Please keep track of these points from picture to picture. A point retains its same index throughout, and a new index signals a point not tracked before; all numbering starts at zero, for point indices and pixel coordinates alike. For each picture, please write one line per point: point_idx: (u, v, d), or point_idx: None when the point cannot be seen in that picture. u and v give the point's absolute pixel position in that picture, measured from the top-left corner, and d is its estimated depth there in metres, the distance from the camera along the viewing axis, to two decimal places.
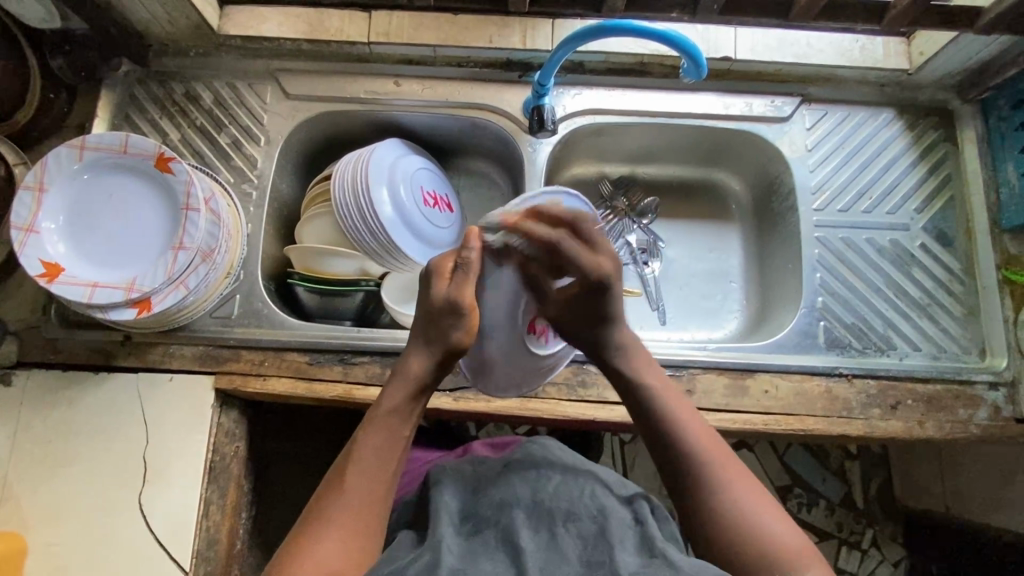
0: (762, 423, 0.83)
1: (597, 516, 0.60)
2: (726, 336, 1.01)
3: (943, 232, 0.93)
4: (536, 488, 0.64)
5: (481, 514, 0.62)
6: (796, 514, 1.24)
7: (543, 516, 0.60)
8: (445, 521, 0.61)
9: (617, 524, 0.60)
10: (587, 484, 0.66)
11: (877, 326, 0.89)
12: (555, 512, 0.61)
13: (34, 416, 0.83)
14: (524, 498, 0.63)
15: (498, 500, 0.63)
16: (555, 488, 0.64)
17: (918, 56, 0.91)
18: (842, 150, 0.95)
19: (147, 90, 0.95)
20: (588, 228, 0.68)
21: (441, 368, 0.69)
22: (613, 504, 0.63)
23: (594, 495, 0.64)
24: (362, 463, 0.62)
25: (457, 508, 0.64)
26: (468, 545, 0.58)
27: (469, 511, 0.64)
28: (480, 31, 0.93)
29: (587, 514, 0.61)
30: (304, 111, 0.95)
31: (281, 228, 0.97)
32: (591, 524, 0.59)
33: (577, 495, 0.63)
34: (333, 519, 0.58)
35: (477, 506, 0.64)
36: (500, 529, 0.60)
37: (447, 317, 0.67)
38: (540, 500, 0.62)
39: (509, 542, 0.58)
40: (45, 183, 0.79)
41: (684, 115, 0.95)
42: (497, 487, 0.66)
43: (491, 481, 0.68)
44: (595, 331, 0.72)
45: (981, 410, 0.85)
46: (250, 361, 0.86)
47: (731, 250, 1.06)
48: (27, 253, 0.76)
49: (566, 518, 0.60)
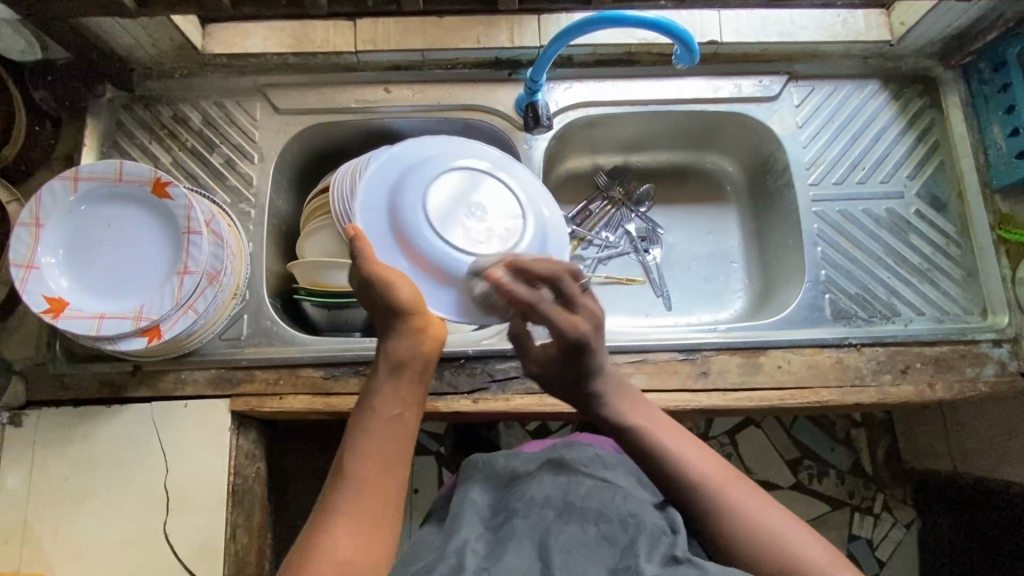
0: (778, 399, 0.84)
1: (627, 522, 0.64)
2: (732, 316, 1.02)
3: (935, 197, 0.94)
4: (568, 490, 0.69)
5: (511, 507, 0.68)
6: (808, 485, 1.26)
7: (575, 516, 0.65)
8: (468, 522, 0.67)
9: (648, 531, 0.63)
10: (619, 488, 0.69)
11: (881, 295, 0.90)
12: (586, 513, 0.65)
13: (48, 455, 0.82)
14: (555, 498, 0.68)
15: (529, 496, 0.69)
16: (586, 491, 0.69)
17: (899, 26, 0.93)
18: (834, 124, 0.96)
19: (133, 115, 0.93)
20: (562, 291, 0.70)
21: (407, 336, 0.67)
22: (644, 508, 0.66)
23: (625, 497, 0.68)
24: (365, 442, 0.62)
25: (486, 506, 0.71)
26: (491, 543, 0.64)
27: (497, 505, 0.71)
28: (467, 33, 0.93)
29: (618, 516, 0.65)
30: (296, 125, 0.94)
31: (282, 244, 0.96)
32: (621, 530, 0.63)
33: (609, 498, 0.67)
34: (348, 505, 0.58)
35: (507, 500, 0.70)
36: (530, 522, 0.65)
37: (374, 295, 0.67)
38: (571, 500, 0.67)
39: (538, 536, 0.63)
40: (40, 218, 0.77)
41: (675, 101, 0.96)
42: (531, 485, 0.70)
43: (525, 479, 0.72)
44: (577, 387, 0.74)
45: (987, 367, 0.87)
46: (264, 381, 0.85)
47: (729, 230, 1.07)
48: (29, 290, 0.75)
49: (598, 518, 0.65)
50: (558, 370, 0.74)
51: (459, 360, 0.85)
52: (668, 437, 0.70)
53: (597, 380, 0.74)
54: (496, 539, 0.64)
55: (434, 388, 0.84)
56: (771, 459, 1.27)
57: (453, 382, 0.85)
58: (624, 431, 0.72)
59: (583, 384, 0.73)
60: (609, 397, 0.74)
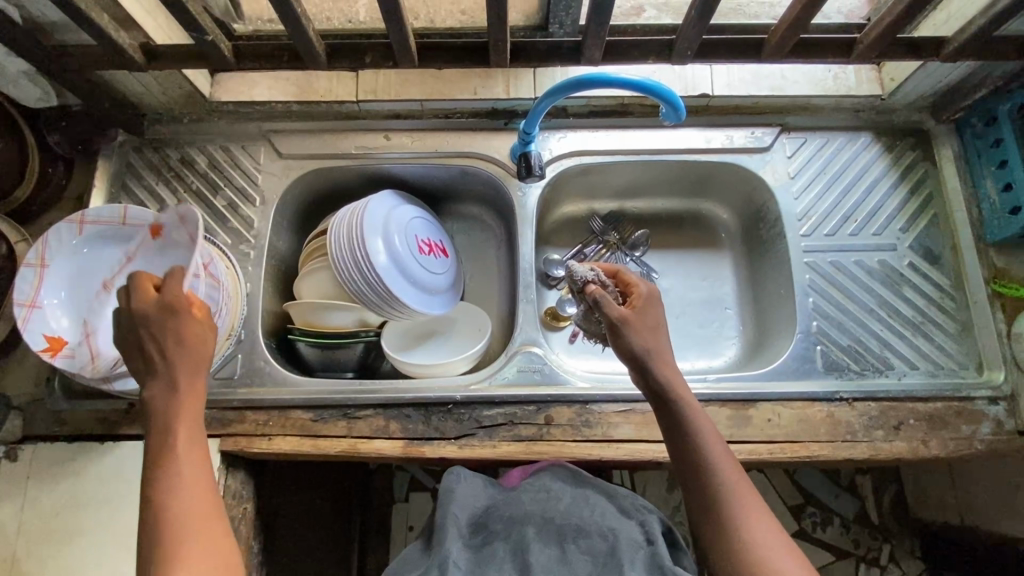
0: (768, 452, 0.83)
1: (607, 534, 0.71)
2: (726, 363, 1.01)
3: (929, 250, 0.94)
4: (546, 506, 0.75)
5: (491, 528, 0.75)
6: (811, 533, 1.24)
7: (556, 534, 0.72)
8: (451, 537, 0.72)
9: (625, 542, 0.70)
10: (597, 503, 0.76)
11: (873, 348, 0.90)
12: (566, 530, 0.72)
13: (40, 490, 0.83)
14: (535, 514, 0.75)
15: (508, 516, 0.76)
16: (566, 507, 0.75)
17: (889, 81, 0.94)
18: (824, 177, 0.97)
19: (143, 157, 0.97)
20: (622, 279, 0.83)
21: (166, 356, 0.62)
22: (622, 523, 0.74)
23: (605, 514, 0.75)
24: (176, 501, 0.57)
25: (467, 520, 0.76)
26: (477, 558, 0.70)
27: (478, 524, 0.76)
28: (464, 84, 0.96)
29: (597, 531, 0.72)
30: (297, 169, 0.97)
31: (280, 284, 0.98)
32: (601, 542, 0.71)
33: (588, 514, 0.74)
34: (182, 554, 0.54)
35: (488, 519, 0.76)
36: (511, 541, 0.72)
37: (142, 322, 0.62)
38: (552, 518, 0.74)
39: (519, 554, 0.70)
40: (46, 258, 0.80)
41: (667, 152, 0.97)
42: (510, 503, 0.77)
43: (505, 496, 0.79)
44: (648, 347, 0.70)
45: (983, 425, 0.85)
46: (254, 422, 0.86)
47: (724, 277, 1.07)
48: (31, 329, 0.77)
49: (578, 534, 0.72)
50: (639, 314, 0.72)
51: (448, 405, 0.86)
52: (712, 435, 0.67)
53: (658, 345, 0.71)
54: (477, 558, 0.70)
55: (422, 433, 0.85)
56: (772, 505, 1.25)
57: (440, 427, 0.85)
58: (673, 408, 0.68)
59: (653, 341, 0.71)
60: (667, 375, 0.69)
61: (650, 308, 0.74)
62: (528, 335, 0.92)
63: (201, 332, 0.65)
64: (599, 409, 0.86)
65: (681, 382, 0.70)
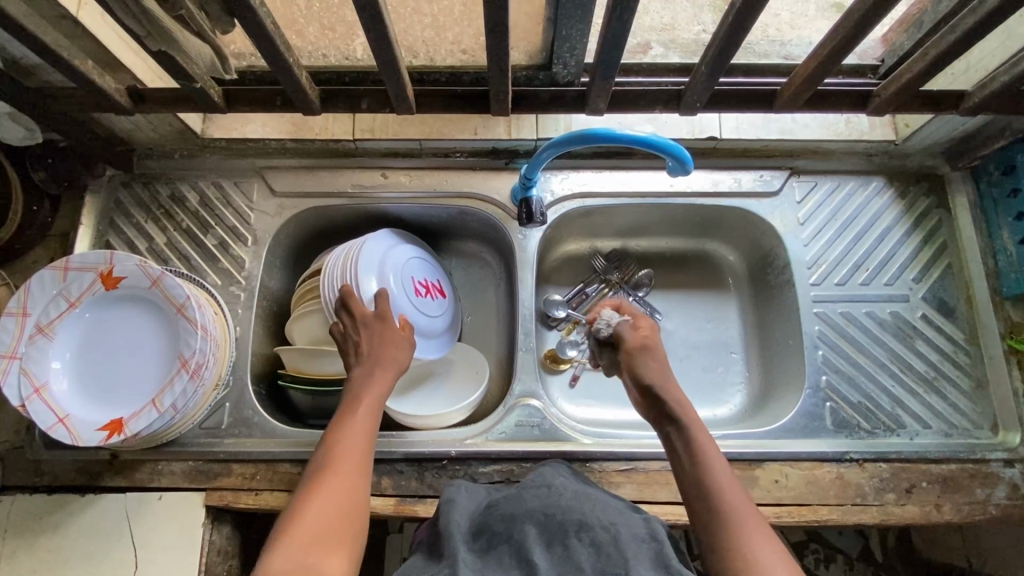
0: (776, 516, 0.80)
1: (609, 527, 0.58)
2: (731, 413, 0.98)
3: (943, 301, 0.91)
4: (549, 499, 0.62)
5: (494, 527, 0.61)
6: (814, 571, 1.19)
7: (557, 529, 0.58)
8: (456, 540, 0.59)
9: (630, 537, 0.58)
10: (599, 499, 0.63)
11: (884, 405, 0.87)
12: (569, 523, 0.58)
13: (16, 546, 0.80)
14: (537, 511, 0.60)
15: (508, 513, 0.62)
16: (568, 500, 0.62)
17: (904, 127, 0.91)
18: (835, 222, 0.94)
19: (132, 193, 0.94)
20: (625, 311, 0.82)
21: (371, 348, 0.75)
22: (625, 518, 0.61)
23: (607, 509, 0.62)
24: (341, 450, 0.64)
25: (469, 524, 0.64)
26: (483, 563, 0.57)
27: (479, 527, 0.62)
28: (465, 124, 0.94)
29: (599, 523, 0.59)
30: (290, 207, 0.94)
31: (272, 325, 0.95)
32: (605, 534, 0.57)
33: (590, 508, 0.61)
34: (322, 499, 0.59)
35: (489, 520, 0.62)
36: (514, 543, 0.58)
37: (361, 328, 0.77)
38: (552, 512, 0.60)
39: (523, 557, 0.56)
40: (28, 307, 0.77)
41: (674, 195, 0.94)
42: (509, 501, 0.64)
43: (504, 498, 0.66)
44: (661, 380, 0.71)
45: (998, 489, 0.82)
46: (241, 475, 0.83)
47: (730, 319, 1.04)
48: (9, 382, 0.74)
49: (580, 526, 0.58)
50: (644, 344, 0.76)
51: (442, 461, 0.83)
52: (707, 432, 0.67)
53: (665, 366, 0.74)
54: (484, 565, 0.56)
55: (415, 491, 0.82)
56: None
57: (435, 485, 0.82)
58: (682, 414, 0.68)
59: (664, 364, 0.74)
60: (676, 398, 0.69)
61: (653, 344, 0.76)
62: (527, 386, 0.88)
63: (401, 347, 0.77)
64: (600, 467, 0.83)
65: (681, 397, 0.70)
